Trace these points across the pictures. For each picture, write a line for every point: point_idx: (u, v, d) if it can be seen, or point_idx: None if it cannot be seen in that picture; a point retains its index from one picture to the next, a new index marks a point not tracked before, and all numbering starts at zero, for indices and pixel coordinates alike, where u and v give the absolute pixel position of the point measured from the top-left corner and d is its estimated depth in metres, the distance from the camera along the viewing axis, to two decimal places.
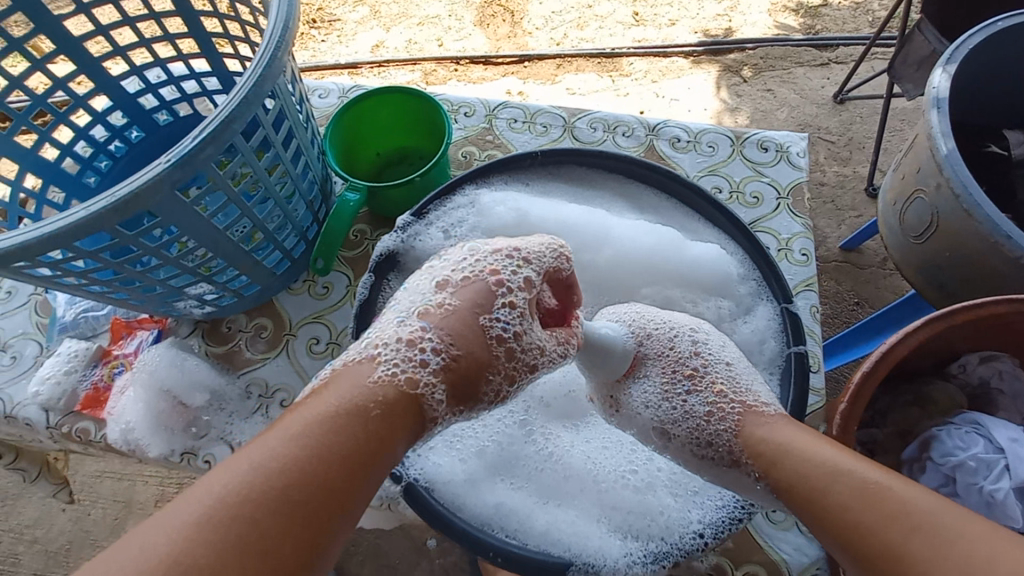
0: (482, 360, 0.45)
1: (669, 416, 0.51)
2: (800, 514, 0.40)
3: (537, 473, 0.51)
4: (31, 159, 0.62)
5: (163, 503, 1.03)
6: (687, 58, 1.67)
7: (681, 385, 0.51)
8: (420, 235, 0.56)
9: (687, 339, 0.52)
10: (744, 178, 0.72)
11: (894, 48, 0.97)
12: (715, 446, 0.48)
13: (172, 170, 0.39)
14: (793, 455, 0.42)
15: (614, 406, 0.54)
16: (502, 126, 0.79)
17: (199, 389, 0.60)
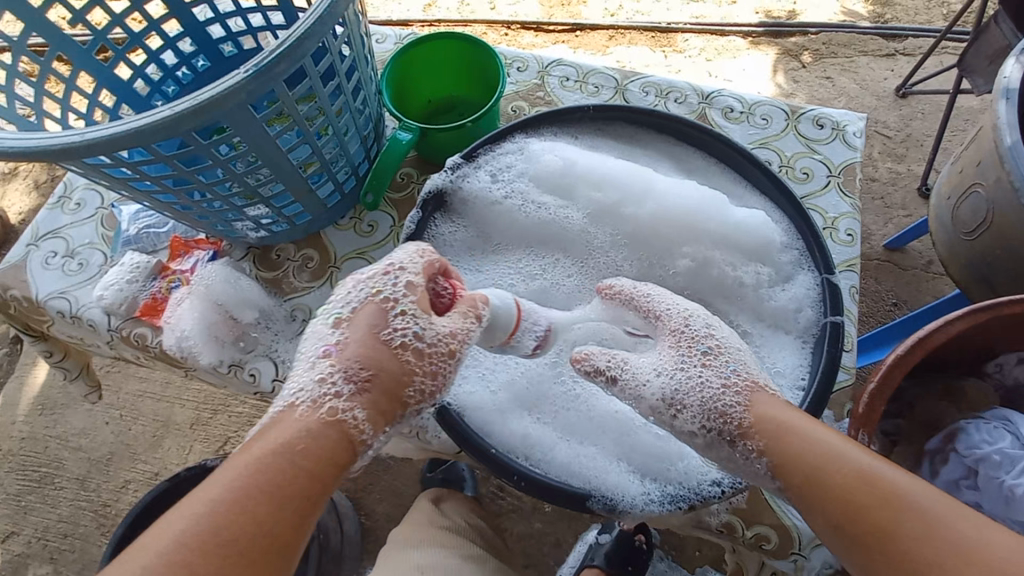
0: (399, 375, 0.43)
1: (682, 388, 0.45)
2: (790, 495, 0.40)
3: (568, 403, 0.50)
4: (108, 77, 0.66)
5: (198, 425, 1.10)
6: (745, 38, 1.63)
7: (697, 360, 0.46)
8: (468, 177, 0.58)
9: (702, 321, 0.48)
10: (796, 154, 0.72)
11: (969, 39, 0.92)
12: (724, 421, 0.43)
13: (249, 80, 0.41)
14: (788, 438, 0.40)
15: (618, 376, 0.47)
16: (553, 84, 0.79)
17: (249, 306, 0.63)
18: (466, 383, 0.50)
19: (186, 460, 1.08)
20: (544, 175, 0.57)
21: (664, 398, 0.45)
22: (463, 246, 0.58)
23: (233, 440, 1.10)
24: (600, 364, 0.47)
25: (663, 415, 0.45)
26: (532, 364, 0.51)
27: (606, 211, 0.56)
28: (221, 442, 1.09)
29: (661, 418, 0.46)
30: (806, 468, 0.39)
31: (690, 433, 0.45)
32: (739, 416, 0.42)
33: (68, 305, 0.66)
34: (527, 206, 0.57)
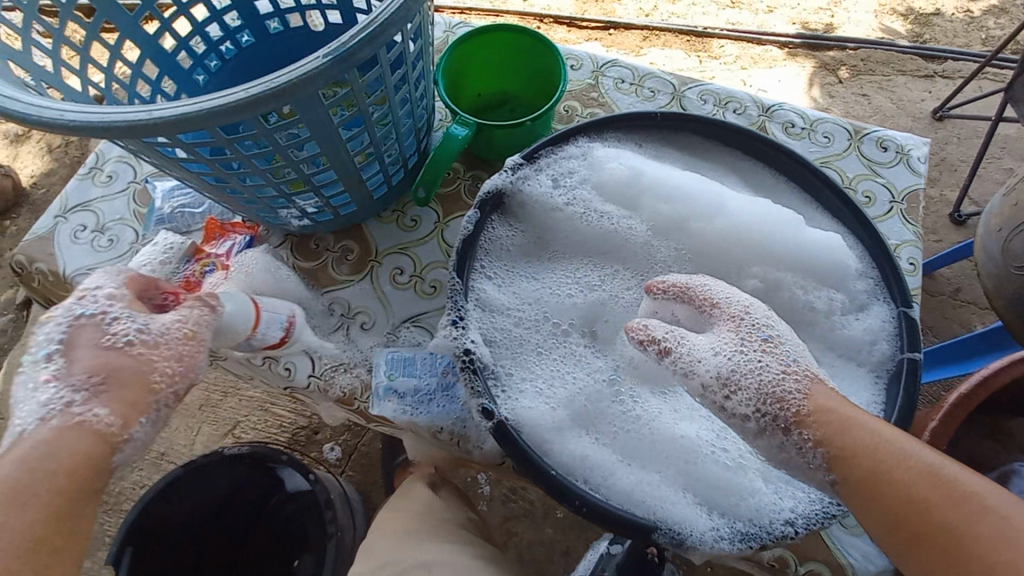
0: (144, 367, 0.43)
1: (741, 369, 0.43)
2: (846, 494, 0.40)
3: (628, 429, 0.47)
4: (153, 47, 0.63)
5: (207, 407, 1.09)
6: (782, 49, 1.60)
7: (756, 343, 0.43)
8: (528, 179, 0.55)
9: (761, 313, 0.46)
10: (858, 175, 0.69)
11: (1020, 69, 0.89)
12: (780, 407, 0.41)
13: (328, 66, 0.38)
14: (850, 435, 0.39)
15: (665, 347, 0.45)
16: (608, 85, 0.76)
17: (288, 298, 0.61)
18: (524, 397, 0.48)
19: (193, 442, 1.07)
20: (608, 183, 0.55)
21: (718, 377, 0.43)
22: (519, 251, 0.55)
23: (242, 424, 1.09)
24: (645, 335, 0.46)
25: (713, 395, 0.43)
26: (590, 381, 0.49)
27: (672, 227, 0.54)
28: (230, 425, 1.08)
29: (710, 400, 0.44)
30: (868, 468, 0.38)
31: (741, 419, 0.43)
32: (798, 404, 0.41)
33: None
34: (590, 214, 0.55)
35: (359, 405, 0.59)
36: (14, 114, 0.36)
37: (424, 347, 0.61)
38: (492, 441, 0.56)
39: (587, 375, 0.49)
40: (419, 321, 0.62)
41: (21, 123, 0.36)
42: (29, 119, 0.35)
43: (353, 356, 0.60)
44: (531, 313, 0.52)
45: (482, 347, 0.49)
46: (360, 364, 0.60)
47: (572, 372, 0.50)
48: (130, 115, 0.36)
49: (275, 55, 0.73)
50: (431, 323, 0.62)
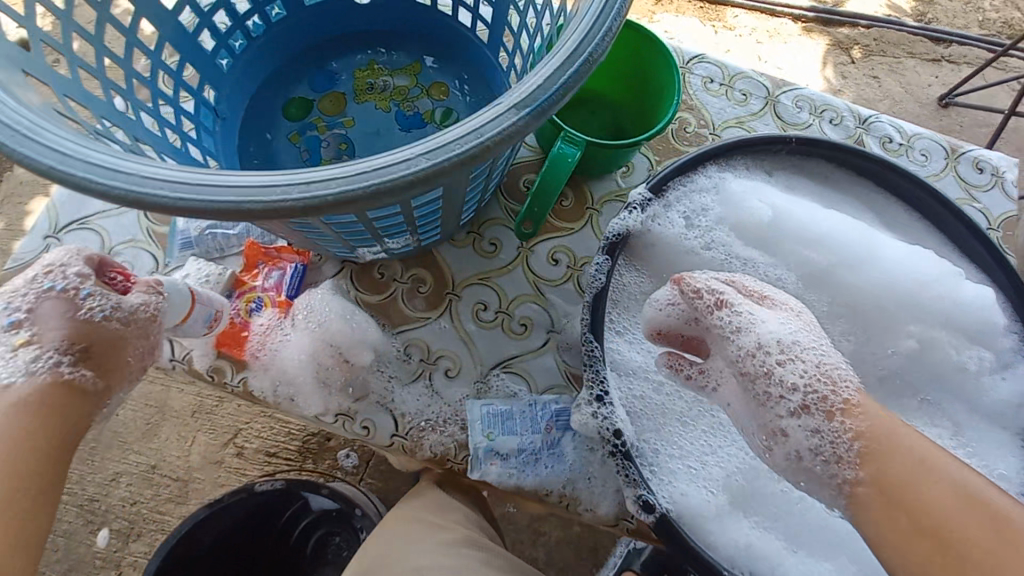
0: (116, 338, 0.40)
1: (799, 338, 0.39)
2: (863, 499, 0.35)
3: (790, 514, 0.45)
4: (173, 28, 0.49)
5: (201, 413, 0.90)
6: (796, 23, 1.44)
7: (811, 330, 0.40)
8: (658, 218, 0.48)
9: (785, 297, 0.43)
10: (956, 200, 0.66)
11: None
12: (831, 392, 0.37)
13: (526, 123, 0.27)
14: (899, 439, 0.35)
15: (726, 300, 0.41)
16: (695, 85, 0.68)
17: (365, 347, 0.52)
18: (679, 482, 0.44)
19: (188, 454, 0.88)
20: (748, 227, 0.50)
21: (779, 339, 0.39)
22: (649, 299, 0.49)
23: (245, 432, 0.89)
24: (704, 285, 0.41)
25: (758, 360, 0.39)
26: (743, 458, 0.46)
27: (821, 278, 0.50)
28: (230, 434, 0.90)
29: (753, 366, 0.39)
30: (908, 473, 0.34)
31: (781, 395, 0.38)
32: (851, 390, 0.37)
33: None
34: (731, 261, 0.51)
35: (453, 466, 0.53)
36: (84, 182, 0.25)
37: (521, 399, 0.54)
38: (611, 502, 0.51)
39: (736, 453, 0.46)
40: (511, 366, 0.55)
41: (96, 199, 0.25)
42: (108, 193, 0.25)
43: (442, 412, 0.53)
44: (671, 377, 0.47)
45: (627, 425, 0.44)
46: (451, 421, 0.53)
47: (722, 450, 0.46)
48: (243, 194, 0.25)
49: (310, 31, 0.61)
50: (526, 367, 0.55)
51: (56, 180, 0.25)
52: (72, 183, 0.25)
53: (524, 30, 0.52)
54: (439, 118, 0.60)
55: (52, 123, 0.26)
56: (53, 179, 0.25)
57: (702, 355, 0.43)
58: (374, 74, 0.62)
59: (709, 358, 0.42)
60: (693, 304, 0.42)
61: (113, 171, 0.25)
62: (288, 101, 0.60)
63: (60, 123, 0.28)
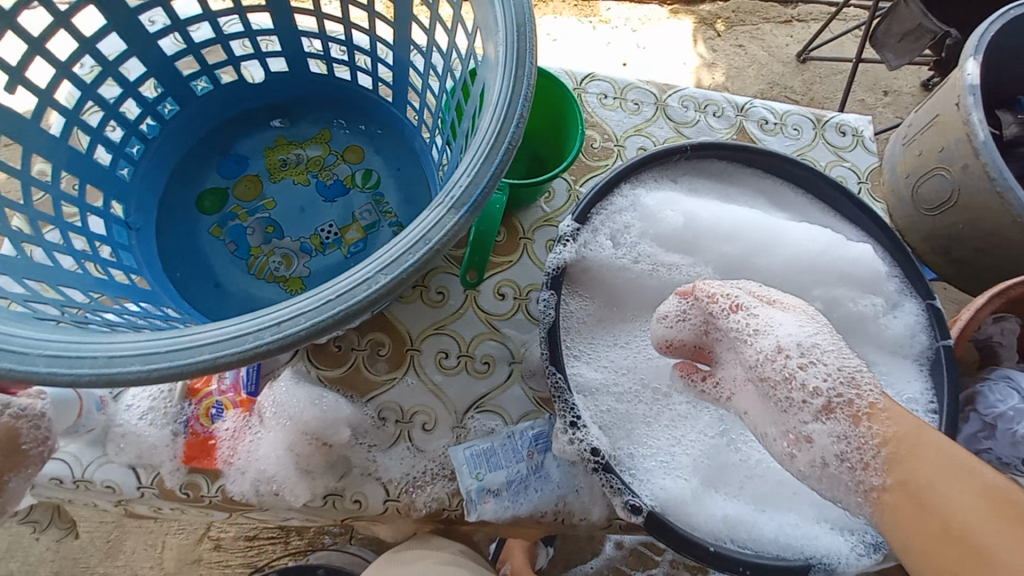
0: (6, 431, 0.42)
1: (821, 343, 0.43)
2: (889, 503, 0.39)
3: (750, 479, 0.51)
4: (64, 154, 0.50)
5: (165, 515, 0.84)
6: (664, 7, 1.45)
7: (824, 332, 0.44)
8: (590, 243, 0.52)
9: (801, 305, 0.47)
10: (829, 163, 0.75)
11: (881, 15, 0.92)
12: (855, 396, 0.41)
13: (468, 220, 0.32)
14: (924, 445, 0.38)
15: (741, 304, 0.46)
16: (592, 103, 0.73)
17: (341, 425, 0.52)
18: (657, 477, 0.48)
19: (161, 562, 0.82)
20: (666, 233, 0.56)
21: (800, 344, 0.43)
22: (594, 319, 0.55)
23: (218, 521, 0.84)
24: (718, 291, 0.46)
25: (779, 365, 0.43)
26: (704, 441, 0.52)
27: (735, 265, 0.57)
28: (202, 527, 0.84)
29: (775, 371, 0.43)
30: (930, 479, 0.37)
31: (804, 399, 0.42)
32: (875, 393, 0.41)
33: (69, 470, 0.51)
34: (659, 268, 0.56)
35: (450, 514, 0.54)
36: (79, 377, 0.27)
37: (500, 433, 0.56)
38: (601, 508, 0.55)
39: (697, 437, 0.52)
40: (484, 404, 0.57)
41: (67, 387, 0.27)
42: (79, 379, 0.27)
43: (427, 466, 0.55)
44: (629, 384, 0.52)
45: (603, 439, 0.48)
46: (439, 474, 0.55)
47: (682, 437, 0.51)
48: (229, 348, 0.28)
49: (207, 120, 0.62)
50: (497, 403, 0.58)
51: (22, 377, 0.27)
52: (40, 377, 0.27)
53: (429, 90, 0.55)
54: (360, 181, 0.62)
55: (3, 322, 0.29)
56: (19, 377, 0.27)
57: (712, 364, 0.48)
58: (285, 150, 0.63)
59: (719, 367, 0.48)
60: (705, 310, 0.47)
61: (78, 356, 0.28)
62: (200, 194, 0.60)
63: (20, 318, 0.31)
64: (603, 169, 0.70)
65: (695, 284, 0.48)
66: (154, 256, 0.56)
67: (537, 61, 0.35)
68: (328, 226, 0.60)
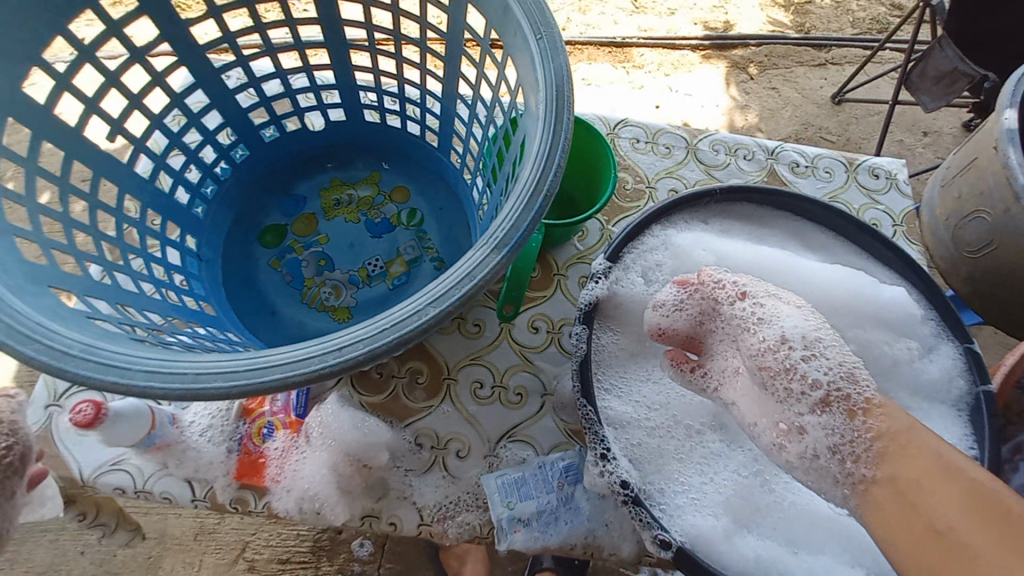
0: None
1: (818, 337, 0.46)
2: (875, 497, 0.40)
3: (783, 519, 0.51)
4: (151, 195, 0.57)
5: (204, 535, 0.87)
6: (696, 52, 1.50)
7: (828, 326, 0.47)
8: (621, 280, 0.55)
9: (797, 301, 0.49)
10: (862, 205, 0.76)
11: (915, 60, 0.94)
12: (854, 391, 0.43)
13: (507, 260, 0.35)
14: (917, 447, 0.40)
15: (747, 292, 0.49)
16: (625, 147, 0.77)
17: (379, 448, 0.55)
18: (686, 514, 0.49)
19: None
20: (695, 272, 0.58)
21: (804, 338, 0.45)
22: (626, 353, 0.56)
23: (253, 543, 0.87)
24: (724, 281, 0.50)
25: (782, 356, 0.45)
26: (735, 479, 0.52)
27: None
28: (238, 548, 0.87)
29: (778, 361, 0.45)
30: (922, 477, 0.38)
31: (802, 391, 0.44)
32: (871, 390, 0.43)
33: (132, 481, 0.54)
34: None
35: (481, 541, 0.56)
36: (169, 391, 0.31)
37: (531, 463, 0.58)
38: (631, 544, 0.55)
39: (727, 474, 0.52)
40: (516, 434, 0.59)
41: (158, 400, 0.31)
42: (170, 393, 0.31)
43: (460, 491, 0.57)
44: (661, 420, 0.54)
45: (632, 472, 0.48)
46: (471, 500, 0.56)
47: (712, 473, 0.52)
48: (296, 370, 0.32)
49: (272, 164, 0.68)
50: (529, 433, 0.59)
51: (123, 390, 0.31)
52: (138, 390, 0.31)
53: (472, 137, 0.59)
54: (405, 219, 0.67)
55: (109, 342, 0.34)
56: (121, 391, 0.31)
57: (703, 355, 0.52)
58: (339, 190, 0.68)
59: (707, 358, 0.51)
60: (703, 294, 0.50)
61: (169, 373, 0.32)
62: (262, 230, 0.66)
63: (119, 339, 0.35)
64: (635, 210, 0.72)
65: (702, 270, 0.51)
66: (219, 286, 0.61)
67: (573, 117, 0.39)
68: (373, 260, 0.65)
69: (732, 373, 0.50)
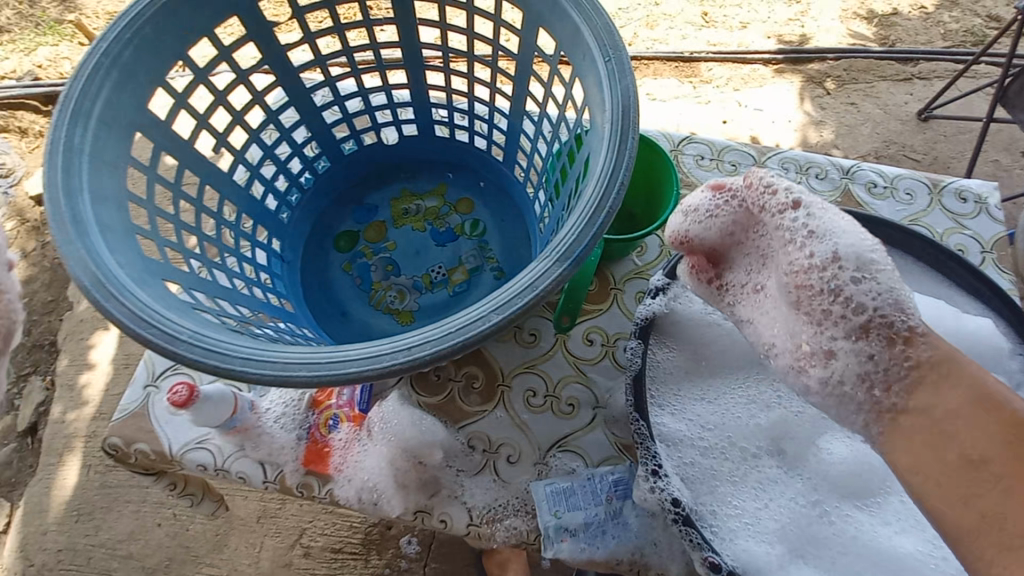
0: None
1: (875, 255, 0.41)
2: (901, 429, 0.38)
3: (844, 555, 0.48)
4: (246, 200, 0.63)
5: (266, 518, 0.93)
6: (768, 66, 1.46)
7: (889, 249, 0.42)
8: (679, 298, 0.56)
9: (862, 225, 0.43)
10: (947, 230, 0.71)
11: (1014, 75, 0.87)
12: (903, 321, 0.39)
13: (568, 272, 0.36)
14: (964, 375, 0.36)
15: (802, 202, 0.44)
16: (689, 164, 0.76)
17: (435, 448, 0.58)
18: (738, 537, 0.48)
19: (259, 560, 0.91)
20: None
21: (858, 258, 0.41)
22: (682, 371, 0.55)
23: (310, 530, 0.92)
24: (779, 186, 0.45)
25: (828, 275, 0.41)
26: (792, 508, 0.50)
27: None
28: (297, 534, 0.92)
29: (824, 277, 0.42)
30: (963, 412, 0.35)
31: (840, 313, 0.41)
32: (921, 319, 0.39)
33: (213, 459, 0.60)
34: None
35: (528, 547, 0.57)
36: (261, 377, 0.35)
37: (580, 474, 0.58)
38: (680, 566, 0.54)
39: (783, 501, 0.51)
40: (567, 444, 0.60)
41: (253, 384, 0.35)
42: (261, 378, 0.35)
43: (509, 495, 0.58)
44: (715, 441, 0.53)
45: (683, 490, 0.48)
46: (520, 505, 0.58)
47: (768, 499, 0.51)
48: (370, 364, 0.34)
49: (351, 175, 0.73)
50: (579, 444, 0.60)
51: (224, 372, 0.35)
52: (236, 373, 0.35)
53: (537, 152, 0.61)
54: (469, 229, 0.70)
55: (214, 331, 0.38)
56: (222, 373, 0.35)
57: (729, 271, 0.49)
58: (408, 200, 0.72)
59: (730, 273, 0.49)
60: (742, 200, 0.47)
61: (262, 360, 0.35)
62: (337, 236, 0.71)
63: (219, 329, 0.40)
64: None
65: (750, 172, 0.47)
66: (298, 286, 0.67)
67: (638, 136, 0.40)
68: (438, 268, 0.68)
69: (753, 290, 0.47)
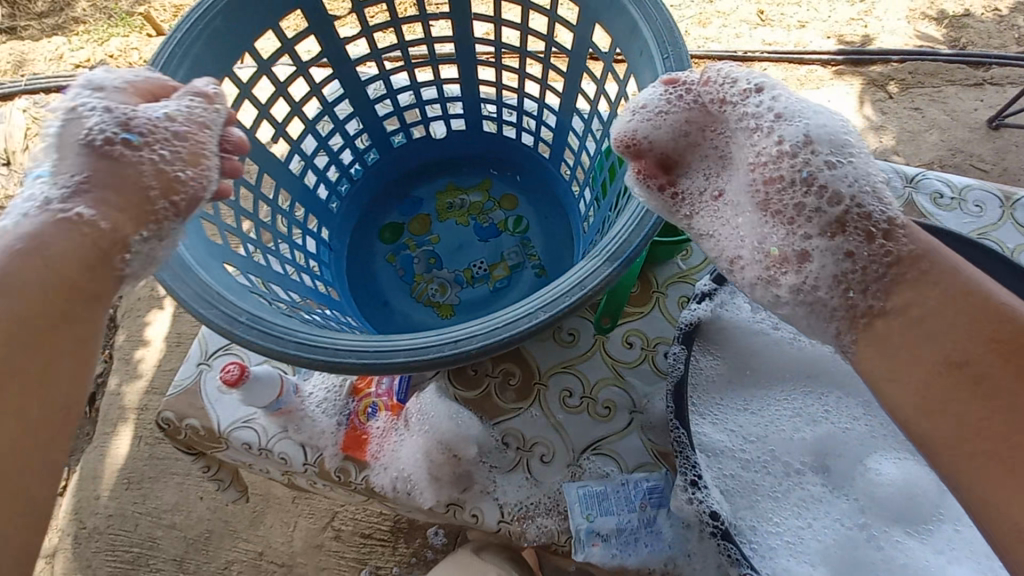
0: None
1: (843, 149, 0.39)
2: (879, 329, 0.36)
3: None
4: (300, 190, 0.64)
5: (301, 498, 0.96)
6: (827, 68, 1.39)
7: (857, 142, 0.40)
8: (727, 303, 0.54)
9: (817, 112, 0.41)
10: (1019, 246, 0.67)
11: None
12: (874, 213, 0.38)
13: (618, 272, 0.36)
14: (950, 277, 0.36)
15: (765, 86, 0.42)
16: None
17: (470, 442, 0.58)
18: (780, 555, 0.46)
19: (292, 539, 0.94)
20: None
21: (831, 141, 0.39)
22: (724, 380, 0.54)
23: (341, 514, 0.94)
24: (739, 80, 0.42)
25: (794, 162, 0.39)
26: (838, 529, 0.49)
27: None
28: (329, 516, 0.95)
29: (791, 167, 0.39)
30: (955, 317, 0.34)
31: (808, 207, 0.38)
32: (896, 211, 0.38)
33: (256, 438, 0.62)
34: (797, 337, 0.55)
35: (558, 548, 0.56)
36: (315, 361, 0.36)
37: (614, 478, 0.57)
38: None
39: (829, 521, 0.49)
40: (602, 447, 0.59)
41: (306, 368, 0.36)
42: (314, 363, 0.36)
43: (542, 494, 0.58)
44: (757, 453, 0.51)
45: (723, 502, 0.47)
46: (552, 505, 0.57)
47: (812, 518, 0.49)
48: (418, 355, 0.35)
49: (398, 168, 0.74)
50: (614, 448, 0.59)
51: (279, 355, 0.36)
52: (291, 357, 0.36)
53: (585, 150, 0.61)
54: (512, 226, 0.70)
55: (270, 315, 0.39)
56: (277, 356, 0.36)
57: (684, 175, 0.44)
58: (453, 194, 0.73)
59: (682, 180, 0.43)
60: (696, 95, 0.43)
61: (315, 346, 0.36)
62: (382, 227, 0.72)
63: (275, 312, 0.41)
64: None
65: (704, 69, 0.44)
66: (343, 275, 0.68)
67: None
68: (479, 262, 0.68)
69: (712, 197, 0.43)
